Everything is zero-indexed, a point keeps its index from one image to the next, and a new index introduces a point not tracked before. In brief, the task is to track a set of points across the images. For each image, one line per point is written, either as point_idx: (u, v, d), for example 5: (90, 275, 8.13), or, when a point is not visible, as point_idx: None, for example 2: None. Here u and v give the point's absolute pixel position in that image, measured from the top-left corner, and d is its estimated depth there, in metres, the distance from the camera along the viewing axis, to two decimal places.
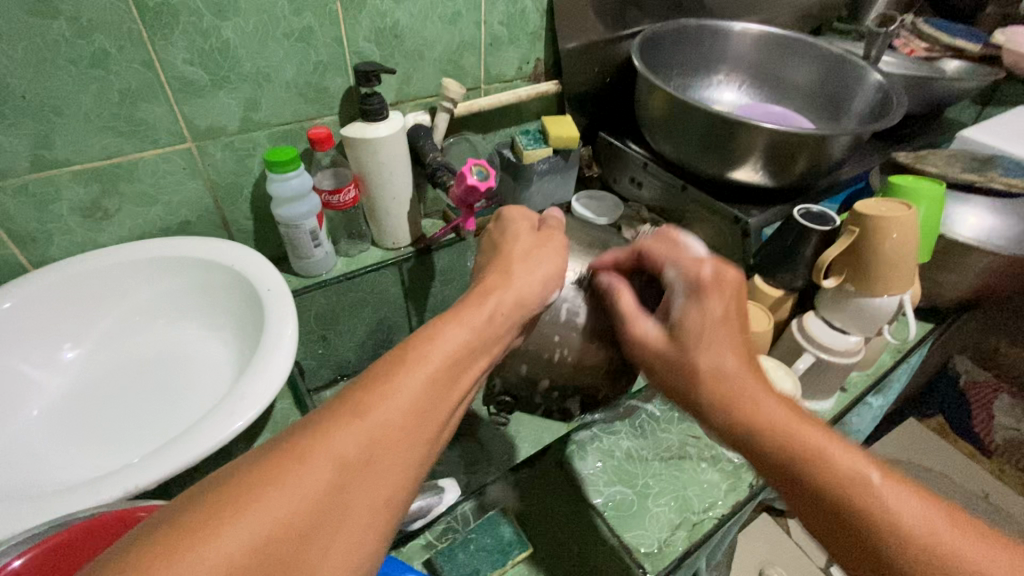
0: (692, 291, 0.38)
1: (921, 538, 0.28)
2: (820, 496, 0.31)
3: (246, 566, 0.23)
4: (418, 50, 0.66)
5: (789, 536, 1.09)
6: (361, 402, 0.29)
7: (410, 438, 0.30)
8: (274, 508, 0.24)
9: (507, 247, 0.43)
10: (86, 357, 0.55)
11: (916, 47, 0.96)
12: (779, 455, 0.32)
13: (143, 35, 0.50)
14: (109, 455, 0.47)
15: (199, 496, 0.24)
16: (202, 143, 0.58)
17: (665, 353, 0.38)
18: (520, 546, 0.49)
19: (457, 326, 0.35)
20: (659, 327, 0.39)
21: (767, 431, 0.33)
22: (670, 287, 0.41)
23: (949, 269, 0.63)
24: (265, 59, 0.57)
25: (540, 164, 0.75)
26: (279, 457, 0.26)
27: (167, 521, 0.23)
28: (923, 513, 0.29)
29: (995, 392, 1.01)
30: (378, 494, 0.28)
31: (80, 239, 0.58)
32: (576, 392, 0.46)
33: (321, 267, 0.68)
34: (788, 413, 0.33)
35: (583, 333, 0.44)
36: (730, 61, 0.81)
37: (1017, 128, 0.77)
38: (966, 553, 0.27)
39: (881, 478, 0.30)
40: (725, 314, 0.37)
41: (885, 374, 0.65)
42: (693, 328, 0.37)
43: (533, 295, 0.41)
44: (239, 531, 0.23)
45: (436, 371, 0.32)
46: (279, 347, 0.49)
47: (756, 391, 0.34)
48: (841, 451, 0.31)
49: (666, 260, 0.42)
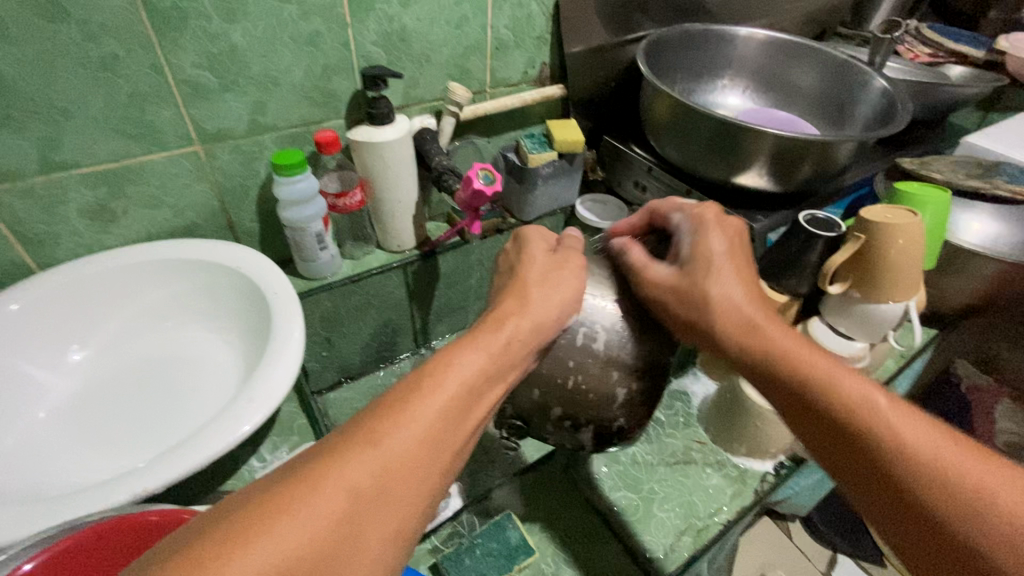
0: (698, 229, 0.44)
1: (920, 454, 0.33)
2: (834, 420, 0.36)
3: None
4: (424, 54, 0.66)
5: (790, 539, 1.09)
6: (374, 431, 0.30)
7: (422, 469, 0.30)
8: (288, 537, 0.24)
9: (524, 270, 0.43)
10: (92, 359, 0.55)
11: (919, 52, 0.96)
12: (796, 381, 0.37)
13: (152, 39, 0.50)
14: (116, 458, 0.47)
15: (214, 522, 0.25)
16: (209, 145, 0.58)
17: (677, 288, 0.41)
18: (526, 552, 0.47)
19: (470, 353, 0.35)
20: (671, 267, 0.43)
21: (789, 365, 0.38)
22: (678, 230, 0.46)
23: (953, 274, 0.63)
24: (274, 62, 0.57)
25: (545, 167, 0.75)
26: (293, 485, 0.26)
27: (181, 549, 0.23)
28: (922, 433, 0.33)
29: (997, 397, 1.03)
30: (388, 524, 0.28)
31: (86, 240, 0.58)
32: (590, 423, 0.44)
33: (326, 270, 0.69)
34: (803, 347, 0.38)
35: (598, 358, 0.42)
36: (734, 66, 0.81)
37: (1021, 134, 0.78)
38: (963, 462, 0.32)
39: (889, 404, 0.35)
40: (730, 248, 0.42)
41: (890, 379, 0.65)
42: (705, 261, 0.42)
43: (549, 320, 0.40)
44: (252, 559, 0.23)
45: (448, 401, 0.32)
46: (283, 353, 0.49)
47: (774, 330, 0.39)
48: (849, 381, 0.36)
49: (670, 212, 0.48)
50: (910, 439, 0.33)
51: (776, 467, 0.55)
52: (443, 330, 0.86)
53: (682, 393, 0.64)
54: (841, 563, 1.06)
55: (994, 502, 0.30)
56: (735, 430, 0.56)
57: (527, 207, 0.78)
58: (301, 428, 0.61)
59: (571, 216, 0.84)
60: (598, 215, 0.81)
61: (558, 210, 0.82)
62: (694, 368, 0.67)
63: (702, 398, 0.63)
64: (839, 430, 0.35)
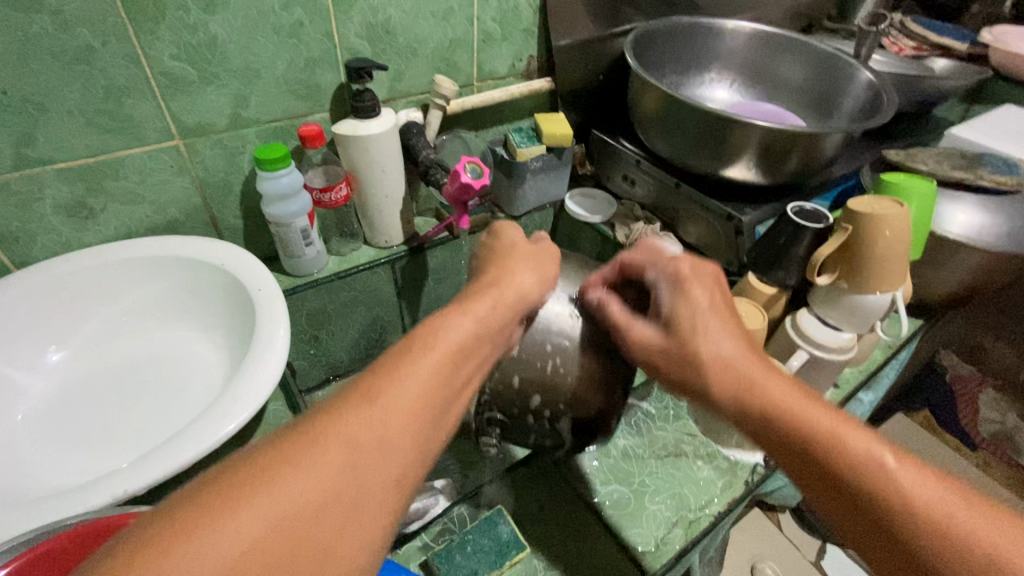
0: (677, 285, 0.41)
1: (934, 519, 0.30)
2: (835, 479, 0.33)
3: (263, 542, 0.22)
4: (410, 47, 0.65)
5: (780, 530, 1.10)
6: (370, 387, 0.29)
7: (421, 421, 0.29)
8: (291, 489, 0.24)
9: (504, 249, 0.45)
10: (72, 359, 0.54)
11: (904, 45, 0.97)
12: (793, 437, 0.34)
13: (129, 30, 0.49)
14: (98, 460, 0.46)
15: (212, 476, 0.24)
16: (191, 140, 0.57)
17: (667, 350, 0.40)
18: (518, 547, 0.48)
19: (464, 314, 0.36)
20: (655, 326, 0.41)
21: (790, 421, 0.35)
22: (653, 288, 0.43)
23: (939, 265, 0.64)
24: (255, 55, 0.56)
25: (533, 161, 0.74)
26: (296, 440, 0.26)
27: (177, 501, 0.23)
28: (931, 491, 0.31)
29: (981, 385, 1.06)
30: (390, 473, 0.27)
31: (65, 238, 0.56)
32: (568, 410, 0.44)
33: (312, 266, 0.67)
34: (799, 397, 0.36)
35: (574, 341, 0.44)
36: (722, 59, 0.81)
37: (1004, 126, 0.79)
38: (979, 525, 0.29)
39: (892, 459, 0.32)
40: (713, 302, 0.40)
41: (877, 370, 0.65)
42: (690, 320, 0.39)
43: (531, 290, 0.41)
44: (257, 508, 0.23)
45: (443, 357, 0.32)
46: (271, 346, 0.49)
47: (764, 372, 0.37)
48: (847, 435, 0.33)
49: (645, 265, 0.45)
50: (924, 502, 0.30)
51: (767, 459, 0.55)
52: None
53: None
54: (830, 553, 1.07)
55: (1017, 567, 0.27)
56: (726, 419, 0.56)
57: (517, 201, 0.78)
58: None
59: (560, 211, 0.84)
60: (587, 209, 0.81)
61: (547, 204, 0.81)
62: None
63: None
64: (829, 474, 0.33)
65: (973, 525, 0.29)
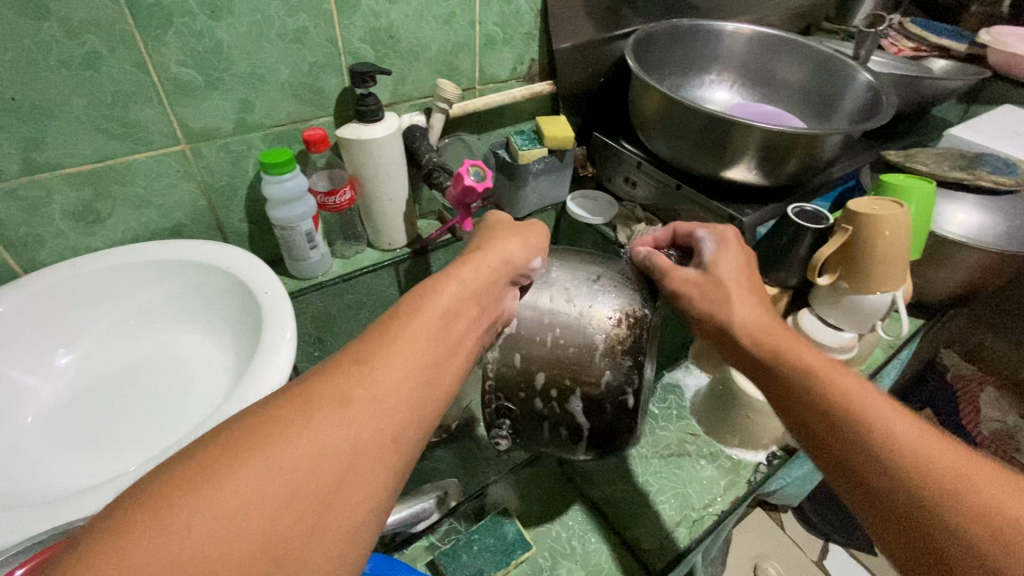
0: (721, 243, 0.47)
1: (906, 444, 0.32)
2: (820, 409, 0.36)
3: (260, 492, 0.23)
4: (413, 51, 0.66)
5: (782, 529, 1.10)
6: (360, 352, 0.30)
7: (412, 381, 0.30)
8: (287, 442, 0.25)
9: (488, 230, 0.46)
10: (80, 362, 0.54)
11: (903, 46, 0.98)
12: (792, 372, 0.38)
13: (135, 36, 0.49)
14: (108, 461, 0.47)
15: (212, 439, 0.25)
16: (196, 145, 0.58)
17: (703, 287, 0.45)
18: (524, 546, 0.49)
19: (447, 284, 0.37)
20: (694, 271, 0.46)
21: (792, 361, 0.39)
22: (699, 244, 0.48)
23: (938, 264, 0.64)
24: (259, 60, 0.56)
25: (535, 163, 0.75)
26: (288, 400, 0.27)
27: (180, 461, 0.24)
28: (906, 424, 0.33)
29: (982, 384, 1.07)
30: (385, 429, 0.28)
31: (72, 242, 0.57)
32: (576, 385, 0.42)
33: (316, 269, 0.68)
34: (800, 346, 0.40)
35: (572, 312, 0.43)
36: (722, 61, 0.82)
37: (1003, 126, 0.79)
38: (945, 455, 0.31)
39: (877, 396, 0.35)
40: (747, 265, 0.46)
41: (878, 369, 0.66)
42: (727, 270, 0.45)
43: (515, 258, 0.42)
44: (253, 462, 0.24)
45: (428, 323, 0.33)
46: (277, 347, 0.49)
47: (775, 328, 0.42)
48: (841, 377, 0.36)
49: (692, 229, 0.50)
50: (900, 431, 0.33)
51: (769, 458, 0.56)
52: None
53: (675, 385, 0.64)
54: (832, 553, 1.07)
55: (973, 486, 0.29)
56: (732, 421, 0.56)
57: (519, 203, 0.78)
58: None
59: (561, 212, 0.84)
60: (589, 211, 0.82)
61: (548, 206, 0.82)
62: (688, 361, 0.67)
63: (695, 391, 0.63)
64: (814, 403, 0.36)
65: (941, 454, 0.31)
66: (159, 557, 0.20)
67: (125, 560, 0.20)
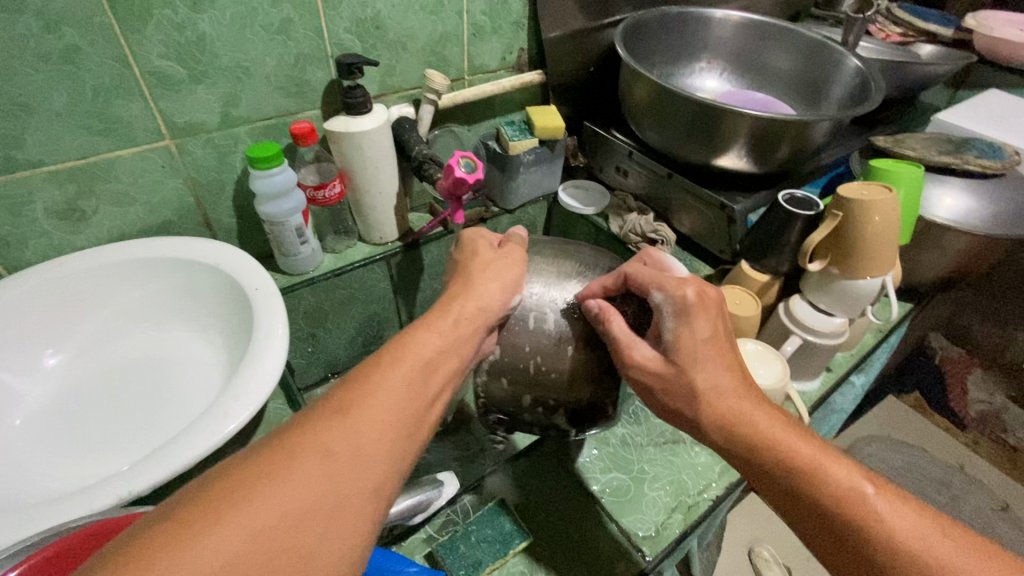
0: (681, 315, 0.40)
1: (902, 544, 0.30)
2: (821, 513, 0.33)
3: (241, 552, 0.23)
4: (400, 41, 0.65)
5: (775, 512, 1.12)
6: (344, 400, 0.30)
7: (392, 433, 0.30)
8: (271, 499, 0.25)
9: (466, 261, 0.46)
10: (68, 363, 0.53)
11: (891, 31, 0.97)
12: (774, 462, 0.35)
13: (115, 29, 0.48)
14: (98, 463, 0.46)
15: (194, 492, 0.25)
16: (181, 140, 0.57)
17: (664, 376, 0.40)
18: (521, 536, 0.48)
19: (427, 333, 0.37)
20: (656, 351, 0.41)
21: (775, 449, 0.35)
22: (658, 311, 0.42)
23: (927, 249, 0.65)
24: (244, 52, 0.55)
25: (526, 154, 0.74)
26: (270, 451, 0.27)
27: (164, 516, 0.24)
28: (903, 518, 0.31)
29: (969, 366, 1.09)
30: (367, 482, 0.28)
31: (57, 241, 0.56)
32: (560, 405, 0.46)
33: (307, 264, 0.67)
34: (780, 425, 0.36)
35: (552, 337, 0.45)
36: (711, 48, 0.82)
37: (989, 110, 0.80)
38: (950, 555, 0.29)
39: (869, 484, 0.32)
40: (713, 333, 0.40)
41: (868, 353, 0.67)
42: (692, 349, 0.39)
43: (492, 302, 0.42)
44: (235, 520, 0.24)
45: (409, 371, 0.34)
46: (268, 346, 0.49)
47: (751, 405, 0.37)
48: (834, 466, 0.33)
49: (648, 282, 0.43)
50: (900, 531, 0.30)
51: None
52: None
53: None
54: None
55: None
56: None
57: (510, 194, 0.78)
58: None
59: (553, 203, 0.85)
60: (580, 201, 0.82)
61: (540, 197, 0.82)
62: None
63: None
64: (805, 502, 0.33)
65: (949, 556, 0.29)
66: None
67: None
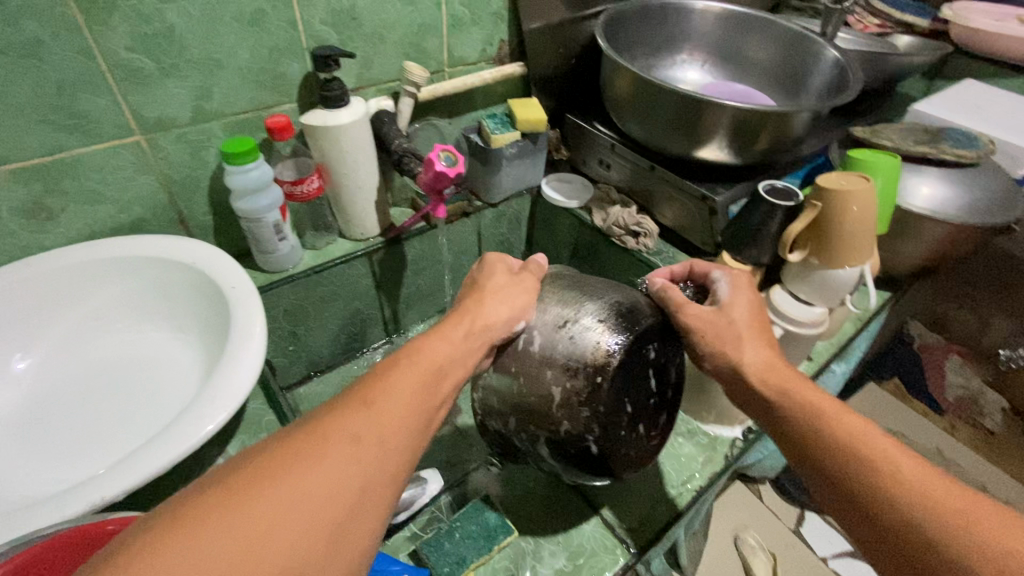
0: (734, 287, 0.47)
1: (897, 475, 0.34)
2: (827, 451, 0.37)
3: (279, 520, 0.26)
4: (377, 33, 0.64)
5: (760, 500, 1.13)
6: (366, 394, 0.33)
7: (409, 425, 0.33)
8: (303, 478, 0.27)
9: (481, 281, 0.46)
10: (39, 367, 0.52)
11: (868, 23, 0.99)
12: (800, 411, 0.39)
13: (79, 21, 0.47)
14: (71, 468, 0.45)
15: (234, 466, 0.28)
16: (152, 135, 0.55)
17: (716, 325, 0.45)
18: (506, 530, 0.48)
19: (439, 338, 0.39)
20: (710, 308, 0.46)
21: (799, 402, 0.40)
22: (715, 284, 0.48)
23: (905, 237, 0.66)
24: (215, 44, 0.54)
25: (508, 147, 0.74)
26: (300, 436, 0.30)
27: (209, 486, 0.26)
28: (906, 463, 0.34)
29: (947, 352, 1.12)
30: (386, 469, 0.30)
31: (24, 241, 0.54)
32: (540, 432, 0.43)
33: (286, 261, 0.66)
34: (809, 389, 0.41)
35: (535, 359, 0.42)
36: (692, 40, 0.82)
37: (965, 101, 0.81)
38: (940, 491, 0.33)
39: (881, 436, 0.36)
40: (752, 309, 0.46)
41: (848, 342, 0.67)
42: (739, 313, 0.45)
43: (496, 324, 0.42)
44: (272, 491, 0.27)
45: (422, 372, 0.36)
46: (244, 348, 0.47)
47: (782, 370, 0.42)
48: (850, 420, 0.38)
49: (709, 267, 0.50)
50: (904, 469, 0.34)
51: (744, 433, 0.57)
52: (414, 318, 0.87)
53: None
54: (808, 520, 1.10)
55: (975, 525, 0.31)
56: (705, 399, 0.57)
57: (493, 188, 0.78)
58: (269, 424, 0.56)
59: (537, 197, 0.84)
60: (564, 194, 0.82)
61: (524, 190, 0.82)
62: None
63: None
64: (817, 442, 0.38)
65: (941, 493, 0.33)
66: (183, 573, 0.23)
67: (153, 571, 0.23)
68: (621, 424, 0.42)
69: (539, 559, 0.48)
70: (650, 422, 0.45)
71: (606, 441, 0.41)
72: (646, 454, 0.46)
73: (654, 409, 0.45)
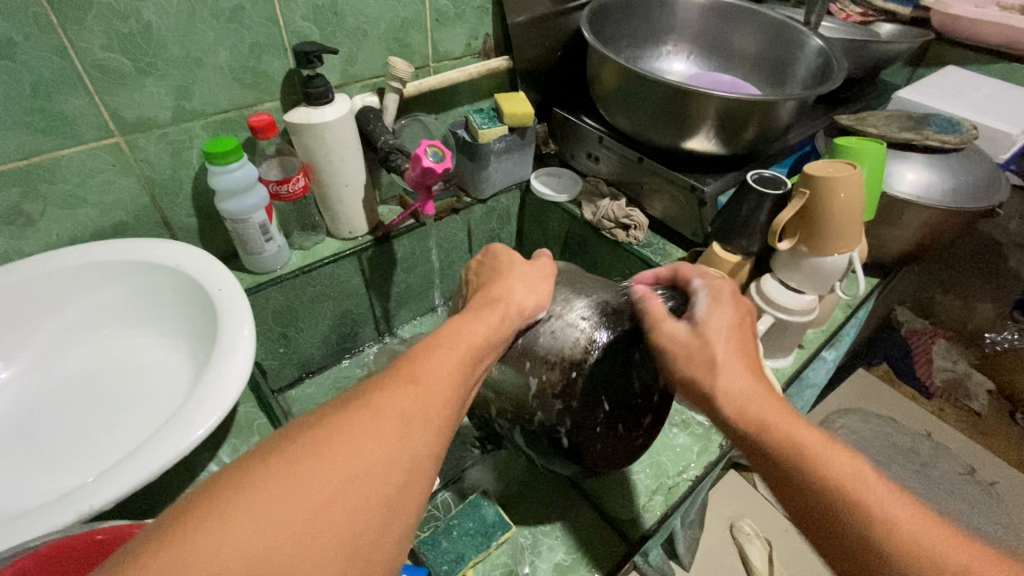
0: (715, 299, 0.43)
1: (868, 503, 0.32)
2: (795, 474, 0.34)
3: (335, 492, 0.26)
4: (360, 28, 0.63)
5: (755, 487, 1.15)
6: (411, 372, 0.33)
7: (450, 406, 0.33)
8: (356, 450, 0.27)
9: (501, 270, 0.46)
10: (22, 376, 0.50)
11: (851, 12, 0.98)
12: (769, 432, 0.36)
13: (53, 20, 0.45)
14: (56, 479, 0.44)
15: (287, 437, 0.28)
16: (132, 136, 0.54)
17: (690, 348, 0.41)
18: (503, 527, 0.48)
19: (472, 321, 0.39)
20: (687, 325, 0.42)
21: (769, 422, 0.36)
22: (694, 294, 0.45)
23: (892, 224, 0.66)
24: (194, 42, 0.53)
25: (496, 142, 0.73)
26: (349, 411, 0.30)
27: (263, 455, 0.26)
28: (876, 490, 0.32)
29: (933, 337, 1.13)
30: (432, 447, 0.31)
31: (3, 248, 0.53)
32: (517, 420, 0.43)
33: (274, 262, 0.65)
34: (777, 406, 0.37)
35: (516, 350, 0.42)
36: (677, 31, 0.82)
37: (948, 87, 0.82)
38: (911, 520, 0.31)
39: (850, 458, 0.34)
40: (733, 324, 0.42)
41: (838, 329, 0.68)
42: (716, 329, 0.41)
43: (527, 308, 0.42)
44: (327, 462, 0.26)
45: (462, 354, 0.36)
46: (235, 352, 0.47)
47: (755, 388, 0.39)
48: (819, 440, 0.35)
49: (693, 275, 0.46)
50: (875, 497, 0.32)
51: None
52: (405, 316, 0.86)
53: None
54: None
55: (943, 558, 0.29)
56: None
57: (482, 183, 0.77)
58: (260, 428, 0.55)
59: (526, 192, 0.84)
60: (553, 188, 0.82)
61: (513, 185, 0.82)
62: None
63: None
64: (787, 466, 0.34)
65: (913, 524, 0.31)
66: (243, 539, 0.23)
67: (213, 539, 0.22)
68: (598, 419, 0.42)
69: (539, 553, 0.48)
70: (632, 421, 0.45)
71: (578, 435, 0.42)
72: (628, 448, 0.46)
73: (639, 408, 0.45)
